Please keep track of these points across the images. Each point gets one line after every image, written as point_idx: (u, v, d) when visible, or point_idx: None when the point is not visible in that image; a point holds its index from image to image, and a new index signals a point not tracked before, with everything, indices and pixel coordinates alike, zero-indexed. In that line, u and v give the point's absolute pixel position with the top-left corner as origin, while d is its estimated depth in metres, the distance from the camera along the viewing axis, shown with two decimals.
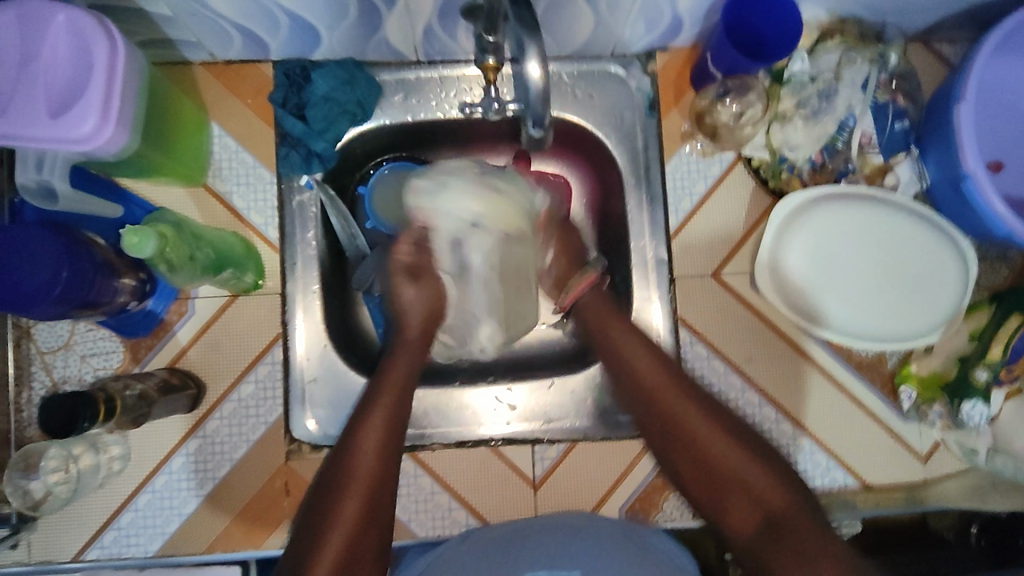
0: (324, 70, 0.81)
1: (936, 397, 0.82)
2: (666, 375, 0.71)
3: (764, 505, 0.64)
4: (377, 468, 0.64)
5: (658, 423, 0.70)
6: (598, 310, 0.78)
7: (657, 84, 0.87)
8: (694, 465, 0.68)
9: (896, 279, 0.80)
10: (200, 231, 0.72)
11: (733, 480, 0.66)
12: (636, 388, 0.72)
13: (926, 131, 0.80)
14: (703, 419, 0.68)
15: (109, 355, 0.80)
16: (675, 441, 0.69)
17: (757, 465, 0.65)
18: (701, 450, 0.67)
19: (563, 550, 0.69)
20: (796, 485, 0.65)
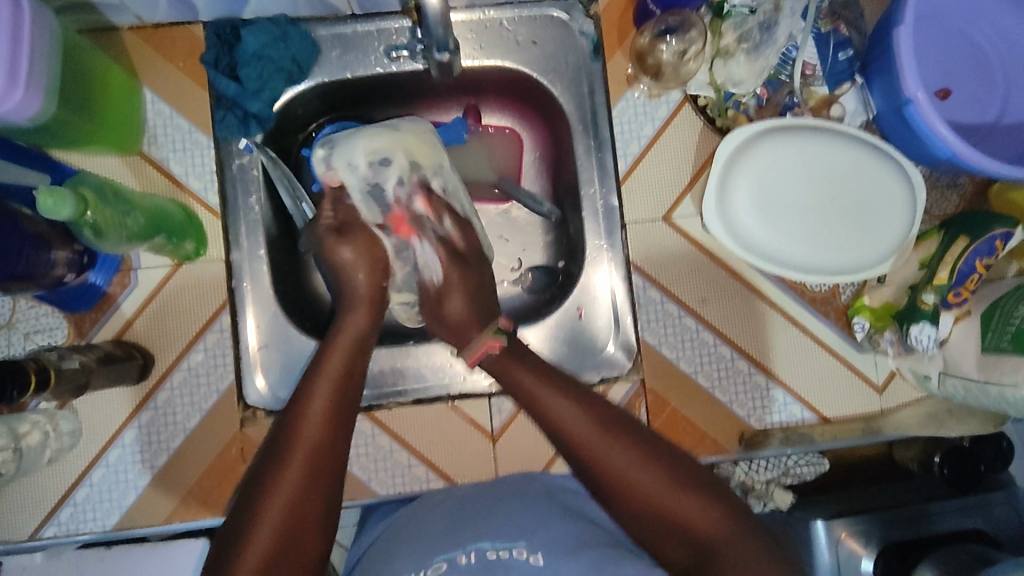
0: (256, 26, 0.79)
1: (888, 325, 0.81)
2: (586, 416, 0.64)
3: (696, 541, 0.57)
4: (330, 426, 0.62)
5: (590, 473, 0.62)
6: (507, 362, 0.71)
7: (600, 27, 0.85)
8: (636, 513, 0.60)
9: (844, 211, 0.80)
10: (131, 196, 0.70)
11: (665, 518, 0.58)
12: (561, 439, 0.64)
13: (869, 59, 0.79)
14: (623, 454, 0.61)
15: (53, 331, 0.78)
16: (613, 487, 0.61)
17: (689, 497, 0.58)
18: (635, 492, 0.60)
19: (508, 523, 0.63)
20: (731, 505, 0.59)
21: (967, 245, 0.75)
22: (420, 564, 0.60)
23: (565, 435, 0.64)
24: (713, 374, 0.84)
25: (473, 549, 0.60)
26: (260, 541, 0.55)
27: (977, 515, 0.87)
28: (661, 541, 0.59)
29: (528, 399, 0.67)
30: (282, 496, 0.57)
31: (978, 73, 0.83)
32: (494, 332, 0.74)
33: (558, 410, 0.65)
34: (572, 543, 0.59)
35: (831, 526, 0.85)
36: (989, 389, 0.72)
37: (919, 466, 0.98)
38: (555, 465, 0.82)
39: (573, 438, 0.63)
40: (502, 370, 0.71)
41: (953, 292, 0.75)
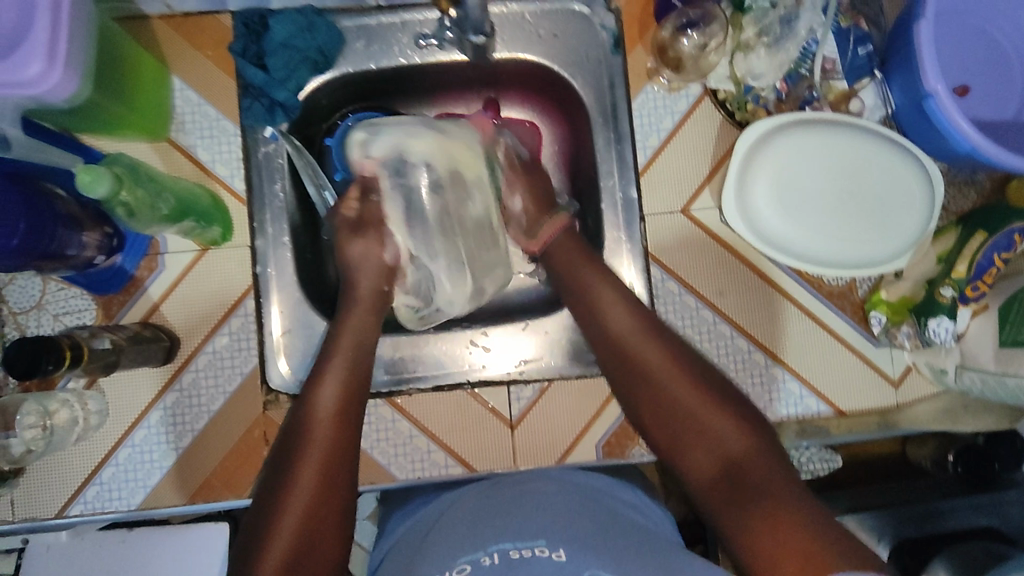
0: (283, 15, 0.80)
1: (905, 319, 0.82)
2: (643, 327, 0.72)
3: (720, 454, 0.63)
4: (336, 435, 0.64)
5: (636, 376, 0.70)
6: (573, 256, 0.78)
7: (621, 21, 0.86)
8: (670, 420, 0.67)
9: (862, 203, 0.80)
10: (161, 179, 0.72)
11: (701, 430, 0.65)
12: (614, 344, 0.72)
13: (889, 55, 0.80)
14: (671, 365, 0.68)
15: (82, 313, 0.80)
16: (656, 394, 0.68)
17: (726, 416, 0.65)
18: (679, 403, 0.67)
19: (530, 525, 0.62)
20: (763, 433, 0.65)
21: (984, 240, 0.75)
22: (443, 565, 0.59)
23: (619, 340, 0.72)
24: (729, 366, 0.85)
25: (496, 550, 0.59)
26: (289, 521, 0.59)
27: (989, 513, 0.88)
28: (688, 449, 0.65)
29: (589, 303, 0.75)
30: (297, 501, 0.60)
31: (997, 70, 0.84)
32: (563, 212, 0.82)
33: (616, 316, 0.73)
34: (592, 538, 0.60)
35: (839, 521, 0.86)
36: (1007, 380, 0.73)
37: (931, 463, 0.95)
38: (570, 455, 0.84)
39: (626, 343, 0.71)
40: (567, 266, 0.78)
41: (971, 286, 0.76)
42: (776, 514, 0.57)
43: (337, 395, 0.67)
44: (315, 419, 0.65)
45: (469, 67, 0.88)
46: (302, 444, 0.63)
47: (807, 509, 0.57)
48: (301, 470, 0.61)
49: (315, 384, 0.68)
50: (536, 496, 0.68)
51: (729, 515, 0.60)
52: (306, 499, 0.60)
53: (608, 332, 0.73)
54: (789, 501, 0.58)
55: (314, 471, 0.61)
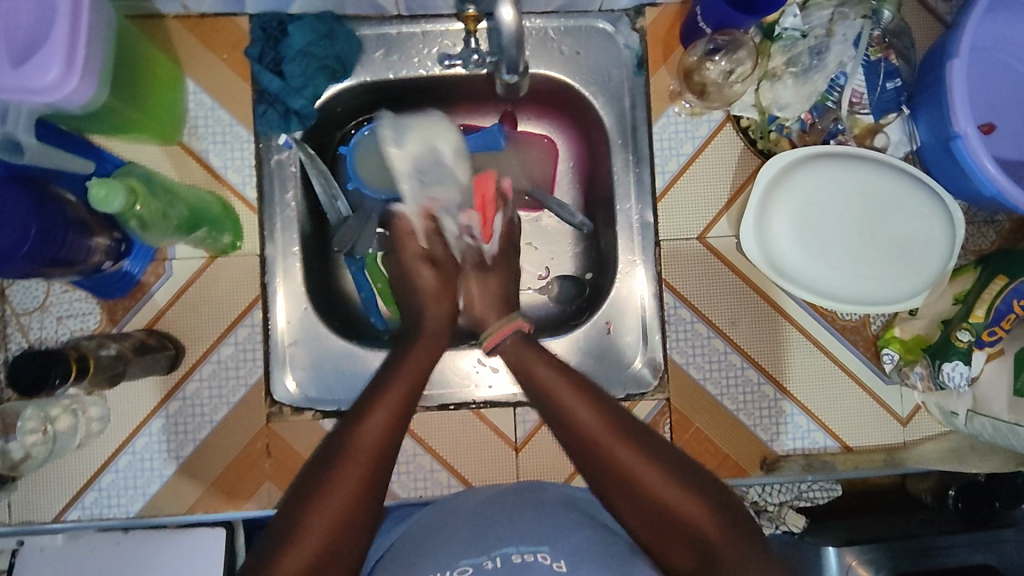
0: (303, 22, 0.79)
1: (918, 359, 0.81)
2: (595, 409, 0.62)
3: (700, 543, 0.58)
4: (369, 478, 0.58)
5: (604, 475, 0.60)
6: (529, 355, 0.68)
7: (646, 41, 0.85)
8: (639, 507, 0.59)
9: (882, 242, 0.79)
10: (173, 189, 0.72)
11: (677, 526, 0.58)
12: (578, 444, 0.62)
13: (918, 91, 0.79)
14: (638, 458, 0.59)
15: (86, 316, 0.79)
16: (629, 499, 0.59)
17: (705, 508, 0.58)
18: (656, 501, 0.58)
19: (530, 530, 0.62)
20: (741, 519, 0.59)
21: (1005, 284, 0.74)
22: (446, 565, 0.59)
23: (575, 427, 0.62)
24: (737, 396, 0.84)
25: (498, 555, 0.59)
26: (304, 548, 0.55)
27: (985, 551, 0.83)
28: (657, 532, 0.59)
29: (549, 402, 0.64)
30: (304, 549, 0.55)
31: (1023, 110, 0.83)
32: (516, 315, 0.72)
33: (572, 400, 0.63)
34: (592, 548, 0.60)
35: (839, 551, 0.80)
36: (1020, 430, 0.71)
37: (932, 498, 0.94)
38: (575, 479, 0.83)
39: (582, 431, 0.61)
40: (527, 364, 0.67)
41: (988, 331, 0.74)
42: None
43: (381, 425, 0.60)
44: (351, 453, 0.58)
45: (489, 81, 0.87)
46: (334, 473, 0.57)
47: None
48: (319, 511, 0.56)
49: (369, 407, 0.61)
50: (530, 505, 0.67)
51: None
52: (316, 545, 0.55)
53: (563, 417, 0.63)
54: None
55: (334, 514, 0.56)
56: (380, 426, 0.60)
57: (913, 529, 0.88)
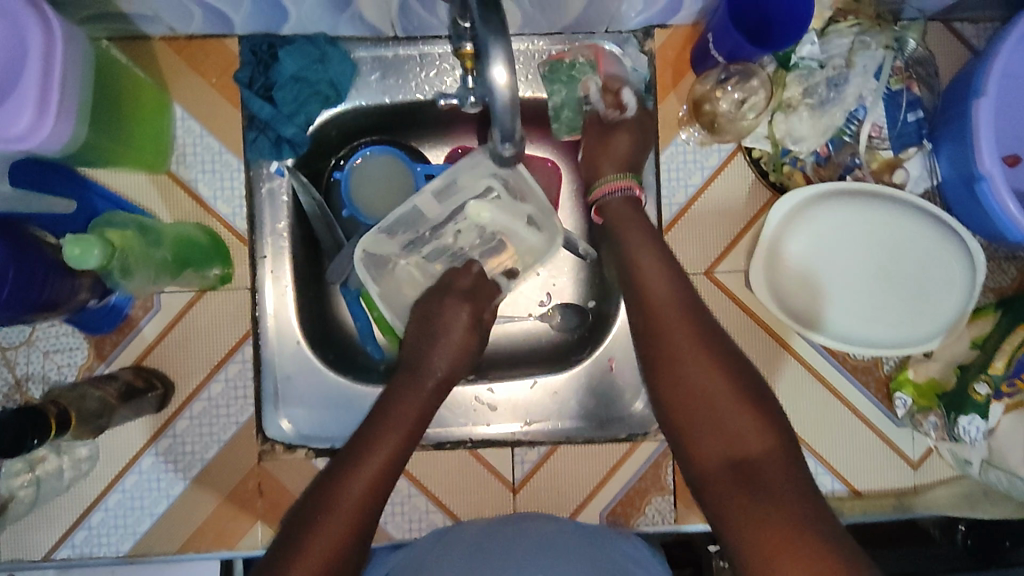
0: (294, 46, 0.75)
1: (932, 406, 0.78)
2: (673, 295, 0.65)
3: (739, 446, 0.57)
4: (375, 493, 0.59)
5: (659, 351, 0.63)
6: (629, 218, 0.73)
7: (655, 64, 0.81)
8: (690, 410, 0.59)
9: (892, 284, 0.76)
10: (156, 232, 0.68)
11: (720, 426, 0.58)
12: (644, 319, 0.65)
13: (940, 124, 0.74)
14: (700, 352, 0.61)
15: (73, 351, 0.76)
16: (678, 384, 0.60)
17: (752, 416, 0.58)
18: (701, 391, 0.59)
19: (528, 560, 0.66)
20: (786, 433, 0.58)
21: None
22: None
23: (645, 305, 0.65)
24: None
25: None
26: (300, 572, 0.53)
27: None
28: (701, 431, 0.59)
29: (630, 279, 0.68)
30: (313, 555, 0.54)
31: None
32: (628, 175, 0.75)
33: (649, 274, 0.67)
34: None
35: None
36: None
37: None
38: (582, 512, 0.82)
39: (654, 310, 0.65)
40: (621, 226, 0.72)
41: (1008, 382, 0.72)
42: (787, 515, 0.52)
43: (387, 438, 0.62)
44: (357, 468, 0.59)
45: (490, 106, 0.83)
46: (322, 518, 0.56)
47: (821, 531, 0.51)
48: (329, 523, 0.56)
49: (376, 423, 0.63)
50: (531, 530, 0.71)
51: (735, 509, 0.55)
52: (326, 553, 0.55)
53: (633, 287, 0.67)
54: (803, 505, 0.53)
55: (330, 541, 0.55)
56: (388, 441, 0.61)
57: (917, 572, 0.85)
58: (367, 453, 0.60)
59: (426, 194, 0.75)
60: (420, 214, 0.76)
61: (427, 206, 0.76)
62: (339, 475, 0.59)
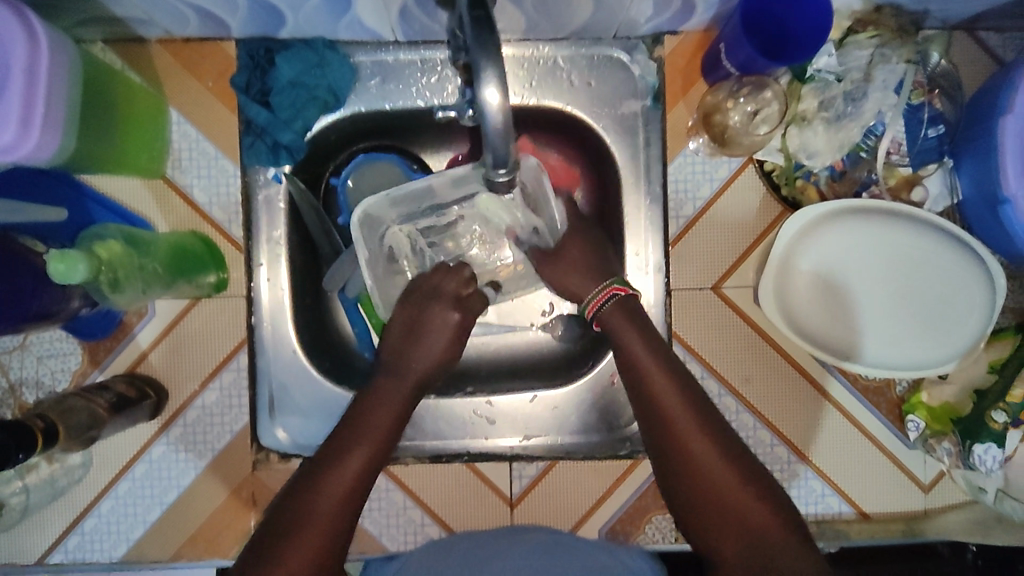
0: (292, 51, 0.73)
1: (947, 431, 0.75)
2: (670, 378, 0.63)
3: (756, 538, 0.58)
4: (349, 505, 0.58)
5: (665, 439, 0.61)
6: (625, 325, 0.66)
7: (664, 72, 0.77)
8: (704, 502, 0.60)
9: (909, 304, 0.73)
10: (147, 244, 0.67)
11: (733, 518, 0.59)
12: (657, 423, 0.61)
13: (963, 139, 0.71)
14: (704, 443, 0.60)
15: (67, 357, 0.76)
16: (695, 489, 0.60)
17: (771, 517, 0.58)
18: (722, 498, 0.59)
19: (523, 562, 0.65)
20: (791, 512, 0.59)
21: None
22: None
23: (644, 391, 0.63)
24: None
25: None
26: None
27: None
28: (715, 523, 0.59)
29: (621, 350, 0.65)
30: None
31: None
32: (616, 279, 0.68)
33: (641, 354, 0.64)
34: None
35: None
36: None
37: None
38: (584, 526, 0.80)
39: (654, 399, 0.62)
40: (618, 333, 0.65)
41: None
42: None
43: (363, 443, 0.60)
44: (331, 476, 0.58)
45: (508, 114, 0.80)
46: (291, 540, 0.55)
47: None
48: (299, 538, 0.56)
49: (352, 426, 0.62)
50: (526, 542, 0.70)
51: None
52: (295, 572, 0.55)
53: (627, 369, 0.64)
54: None
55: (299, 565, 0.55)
56: (365, 444, 0.60)
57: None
58: (342, 462, 0.59)
59: (446, 177, 0.72)
60: (432, 191, 0.74)
61: (441, 185, 0.73)
62: (310, 485, 0.58)
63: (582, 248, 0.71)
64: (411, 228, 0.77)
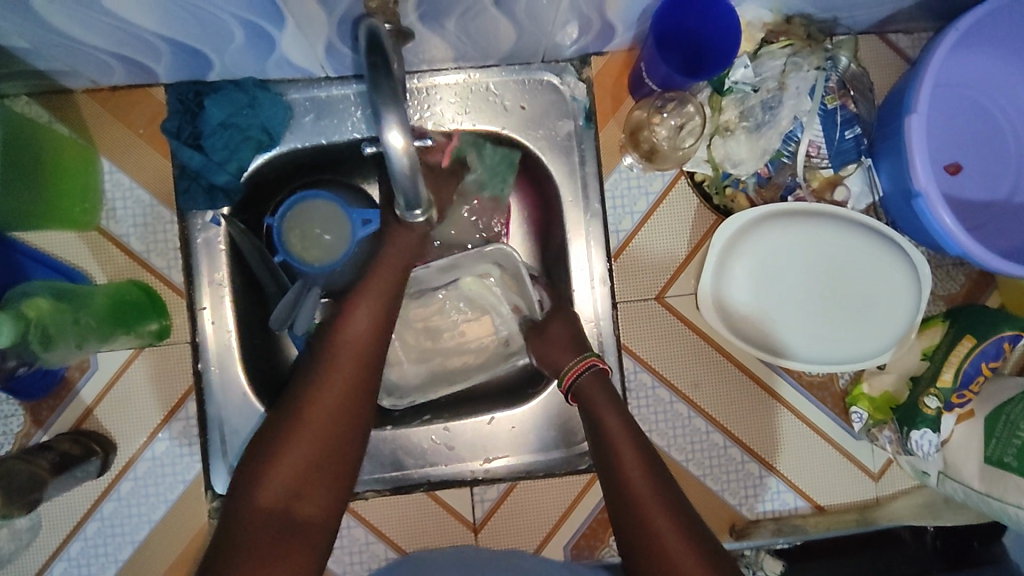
0: (221, 93, 0.73)
1: (887, 420, 0.78)
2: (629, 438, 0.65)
3: None
4: (345, 396, 0.61)
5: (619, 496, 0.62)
6: (597, 393, 0.69)
7: (593, 92, 0.80)
8: (650, 561, 0.59)
9: (843, 301, 0.76)
10: (78, 298, 0.66)
11: None
12: (615, 485, 0.63)
13: (878, 139, 0.74)
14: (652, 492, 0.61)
15: (9, 419, 0.74)
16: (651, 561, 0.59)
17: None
18: (674, 567, 0.57)
19: None
20: None
21: (973, 347, 0.71)
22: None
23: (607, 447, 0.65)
24: (702, 461, 0.81)
25: None
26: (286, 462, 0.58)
27: None
28: None
29: (592, 420, 0.67)
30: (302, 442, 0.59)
31: (990, 148, 0.80)
32: (591, 352, 0.72)
33: (609, 416, 0.67)
34: None
35: None
36: (991, 501, 0.68)
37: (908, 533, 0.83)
38: (547, 545, 0.80)
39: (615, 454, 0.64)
40: (588, 398, 0.69)
41: (957, 394, 0.71)
42: None
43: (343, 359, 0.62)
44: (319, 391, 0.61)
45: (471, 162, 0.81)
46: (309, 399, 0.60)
47: None
48: (288, 451, 0.58)
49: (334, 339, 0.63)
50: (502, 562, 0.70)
51: None
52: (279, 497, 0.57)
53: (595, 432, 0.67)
54: None
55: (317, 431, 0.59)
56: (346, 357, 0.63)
57: None
58: (324, 376, 0.61)
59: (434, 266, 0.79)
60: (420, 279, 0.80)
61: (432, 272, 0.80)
62: (298, 402, 0.60)
63: (565, 327, 0.75)
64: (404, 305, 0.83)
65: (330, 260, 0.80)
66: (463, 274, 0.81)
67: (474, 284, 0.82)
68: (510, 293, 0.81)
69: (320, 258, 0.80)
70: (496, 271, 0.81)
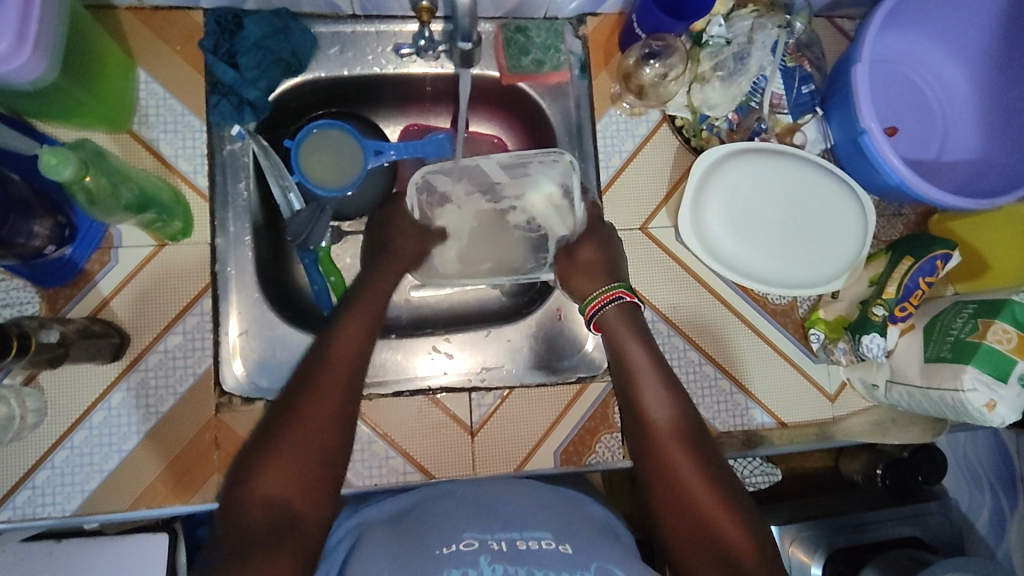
0: (257, 16, 0.80)
1: (841, 336, 0.88)
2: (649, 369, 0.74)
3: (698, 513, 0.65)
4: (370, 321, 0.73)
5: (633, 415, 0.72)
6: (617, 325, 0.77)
7: (588, 47, 0.90)
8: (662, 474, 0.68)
9: (803, 232, 0.87)
10: (124, 169, 0.72)
11: (680, 492, 0.66)
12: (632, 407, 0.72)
13: (829, 94, 0.87)
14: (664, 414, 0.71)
15: (24, 306, 0.76)
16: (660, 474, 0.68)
17: (721, 507, 0.65)
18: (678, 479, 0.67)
19: (524, 518, 0.63)
20: (730, 491, 0.67)
21: (911, 264, 0.82)
22: (451, 539, 0.59)
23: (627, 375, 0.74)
24: (680, 376, 0.89)
25: (503, 537, 0.59)
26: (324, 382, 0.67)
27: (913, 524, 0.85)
28: (670, 496, 0.67)
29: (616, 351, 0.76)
30: (333, 374, 0.67)
31: (920, 116, 0.94)
32: (621, 284, 0.78)
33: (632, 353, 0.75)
34: (590, 531, 0.63)
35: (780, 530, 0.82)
36: (931, 392, 0.78)
37: (862, 478, 0.92)
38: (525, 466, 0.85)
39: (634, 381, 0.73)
40: (609, 331, 0.77)
41: (900, 306, 0.81)
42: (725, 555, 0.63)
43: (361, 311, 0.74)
44: (308, 391, 0.66)
45: (496, 83, 0.91)
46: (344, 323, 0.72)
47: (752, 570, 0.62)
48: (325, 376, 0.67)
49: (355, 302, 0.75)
50: (502, 482, 0.71)
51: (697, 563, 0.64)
52: (283, 496, 0.60)
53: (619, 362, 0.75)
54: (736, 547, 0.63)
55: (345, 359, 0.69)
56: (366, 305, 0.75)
57: (841, 510, 0.86)
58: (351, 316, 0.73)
59: (498, 161, 0.85)
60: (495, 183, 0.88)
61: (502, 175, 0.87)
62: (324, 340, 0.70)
63: (594, 250, 0.82)
64: (473, 204, 0.88)
65: (353, 180, 0.86)
66: (534, 189, 0.87)
67: (537, 201, 0.87)
68: (563, 215, 0.86)
69: (341, 181, 0.86)
70: (557, 193, 0.86)
